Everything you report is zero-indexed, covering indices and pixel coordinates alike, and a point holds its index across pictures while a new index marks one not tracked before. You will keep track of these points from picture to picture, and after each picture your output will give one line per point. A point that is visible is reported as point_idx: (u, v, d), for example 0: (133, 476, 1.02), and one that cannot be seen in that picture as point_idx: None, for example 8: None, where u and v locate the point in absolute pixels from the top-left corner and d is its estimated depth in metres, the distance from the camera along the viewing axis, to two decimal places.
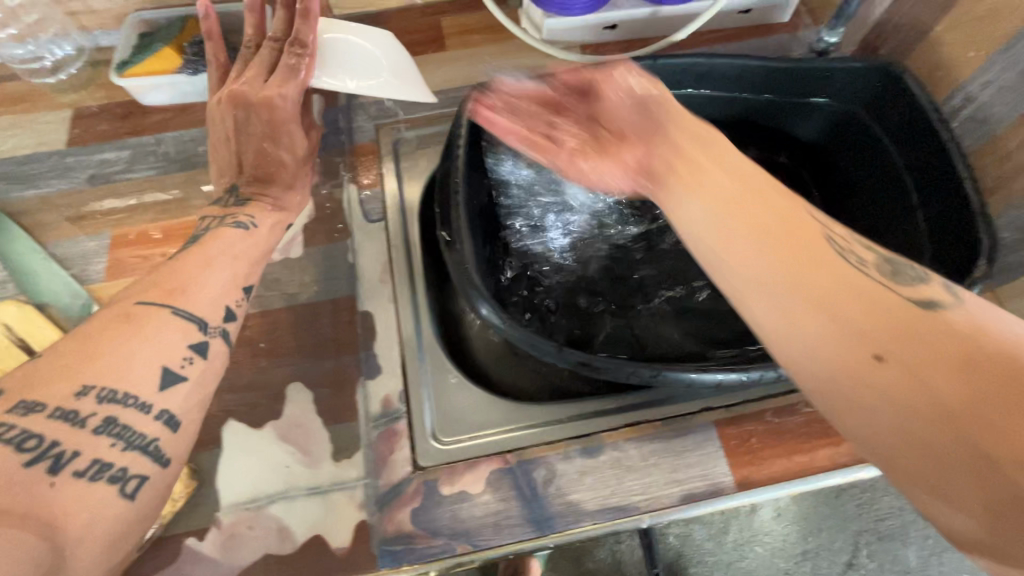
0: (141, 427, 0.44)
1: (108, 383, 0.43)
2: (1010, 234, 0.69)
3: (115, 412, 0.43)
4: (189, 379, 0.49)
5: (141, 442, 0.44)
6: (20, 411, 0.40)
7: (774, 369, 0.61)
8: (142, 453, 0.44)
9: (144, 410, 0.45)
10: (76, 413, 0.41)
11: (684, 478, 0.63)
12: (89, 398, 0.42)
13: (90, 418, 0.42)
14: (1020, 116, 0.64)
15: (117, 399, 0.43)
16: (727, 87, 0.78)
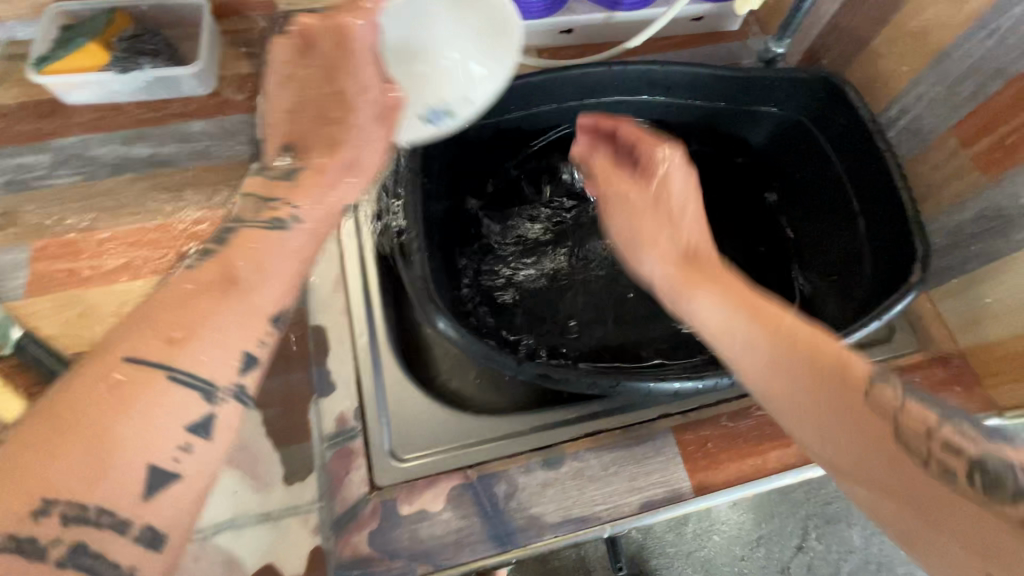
0: (106, 549, 0.35)
1: (69, 499, 0.34)
2: (941, 240, 0.72)
3: (55, 542, 0.34)
4: (183, 474, 0.38)
5: (112, 559, 0.35)
6: None
7: (726, 376, 0.62)
8: (129, 561, 0.36)
9: (122, 530, 0.36)
10: (9, 548, 0.33)
11: (644, 486, 0.64)
12: (49, 519, 0.34)
13: (50, 549, 0.34)
14: (949, 128, 0.68)
15: (85, 520, 0.34)
16: (679, 94, 0.80)
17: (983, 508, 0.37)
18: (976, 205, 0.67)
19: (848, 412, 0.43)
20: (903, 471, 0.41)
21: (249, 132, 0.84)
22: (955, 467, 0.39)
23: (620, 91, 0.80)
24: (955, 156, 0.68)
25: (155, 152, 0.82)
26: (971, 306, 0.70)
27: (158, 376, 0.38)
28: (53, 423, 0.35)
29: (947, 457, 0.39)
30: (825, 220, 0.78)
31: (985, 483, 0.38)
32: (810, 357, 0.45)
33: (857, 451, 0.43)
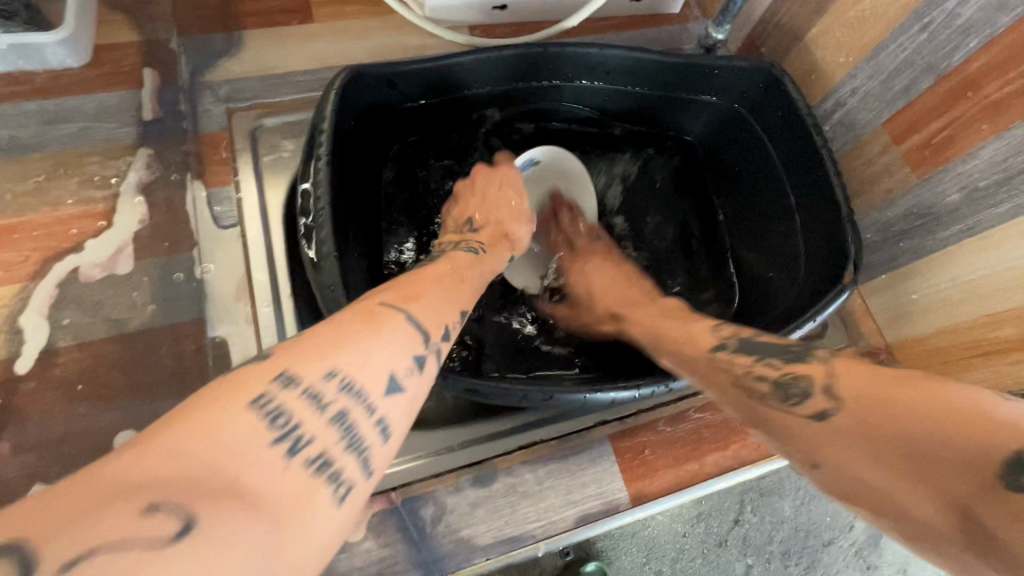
0: (327, 439, 0.33)
1: (352, 374, 0.36)
2: (872, 235, 0.72)
3: (314, 420, 0.33)
4: (408, 390, 0.39)
5: (350, 453, 0.34)
6: (276, 391, 0.32)
7: (664, 384, 0.60)
8: (349, 465, 0.34)
9: (321, 410, 0.34)
10: (260, 428, 0.31)
11: (580, 499, 0.61)
12: (333, 383, 0.35)
13: (273, 406, 0.32)
14: (882, 124, 0.67)
15: (322, 394, 0.34)
16: (616, 80, 0.77)
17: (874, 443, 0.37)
18: (906, 201, 0.66)
19: (731, 388, 0.50)
20: (771, 415, 0.45)
21: (135, 112, 0.72)
22: (795, 397, 0.44)
23: (557, 75, 0.76)
24: (887, 152, 0.67)
25: (15, 135, 0.69)
26: (897, 301, 0.70)
27: (421, 328, 0.43)
28: (359, 339, 0.38)
29: (793, 392, 0.44)
30: (762, 215, 0.76)
31: (815, 406, 0.42)
32: (687, 359, 0.56)
33: (746, 413, 0.48)
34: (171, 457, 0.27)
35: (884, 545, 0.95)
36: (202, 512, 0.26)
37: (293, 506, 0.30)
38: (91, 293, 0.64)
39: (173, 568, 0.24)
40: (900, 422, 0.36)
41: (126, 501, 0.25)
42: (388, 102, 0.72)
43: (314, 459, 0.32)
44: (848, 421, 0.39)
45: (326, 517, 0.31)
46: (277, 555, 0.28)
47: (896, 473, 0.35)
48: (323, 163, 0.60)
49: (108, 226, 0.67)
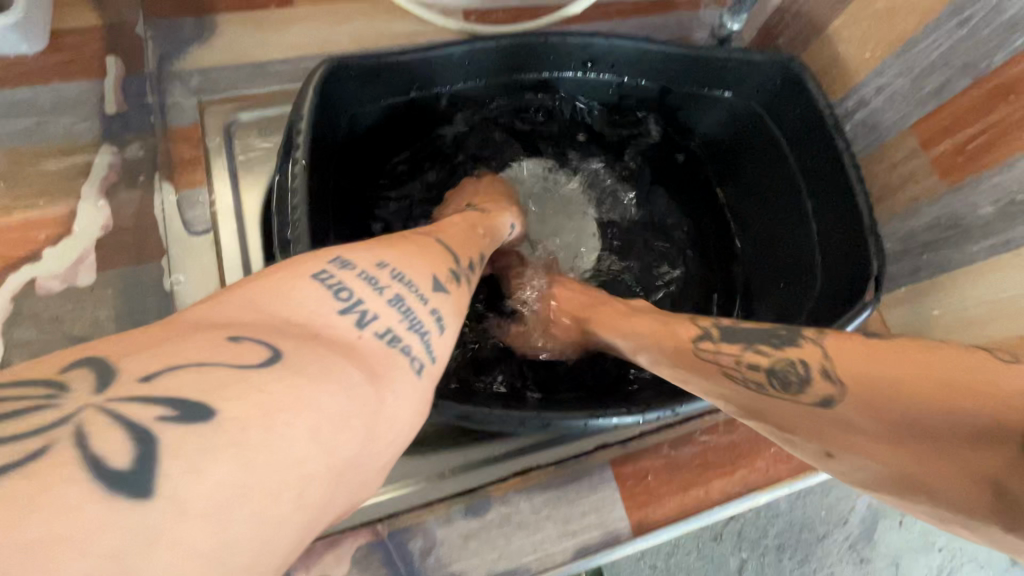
0: (391, 316, 0.33)
1: (398, 265, 0.37)
2: (893, 244, 0.67)
3: (375, 298, 0.34)
4: (452, 293, 0.40)
5: (415, 331, 0.34)
6: (337, 265, 0.34)
7: (670, 408, 0.55)
8: (416, 343, 0.34)
9: (372, 284, 0.34)
10: (329, 299, 0.32)
11: (578, 529, 0.57)
12: (384, 271, 0.36)
13: (337, 277, 0.33)
14: (910, 126, 0.61)
15: (372, 277, 0.35)
16: (624, 72, 0.71)
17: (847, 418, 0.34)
18: (932, 210, 0.61)
19: (726, 383, 0.44)
20: (771, 407, 0.40)
21: (96, 105, 0.66)
22: (794, 382, 0.39)
23: (557, 67, 0.70)
24: (914, 157, 0.62)
25: None
26: (918, 315, 0.65)
27: (451, 251, 0.46)
28: (400, 250, 0.39)
29: (791, 377, 0.39)
30: (777, 220, 0.71)
31: (817, 392, 0.37)
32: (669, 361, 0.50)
33: (747, 409, 0.42)
34: (248, 311, 0.29)
35: (878, 539, 0.92)
36: (286, 349, 0.27)
37: (375, 364, 0.30)
38: (47, 307, 0.58)
39: (267, 388, 0.24)
40: (902, 395, 0.32)
41: (207, 338, 0.26)
42: (373, 96, 0.65)
43: (383, 332, 0.32)
44: (852, 406, 0.34)
45: (403, 383, 0.32)
46: (364, 400, 0.28)
47: (887, 445, 0.32)
48: (301, 165, 0.54)
49: (68, 232, 0.61)
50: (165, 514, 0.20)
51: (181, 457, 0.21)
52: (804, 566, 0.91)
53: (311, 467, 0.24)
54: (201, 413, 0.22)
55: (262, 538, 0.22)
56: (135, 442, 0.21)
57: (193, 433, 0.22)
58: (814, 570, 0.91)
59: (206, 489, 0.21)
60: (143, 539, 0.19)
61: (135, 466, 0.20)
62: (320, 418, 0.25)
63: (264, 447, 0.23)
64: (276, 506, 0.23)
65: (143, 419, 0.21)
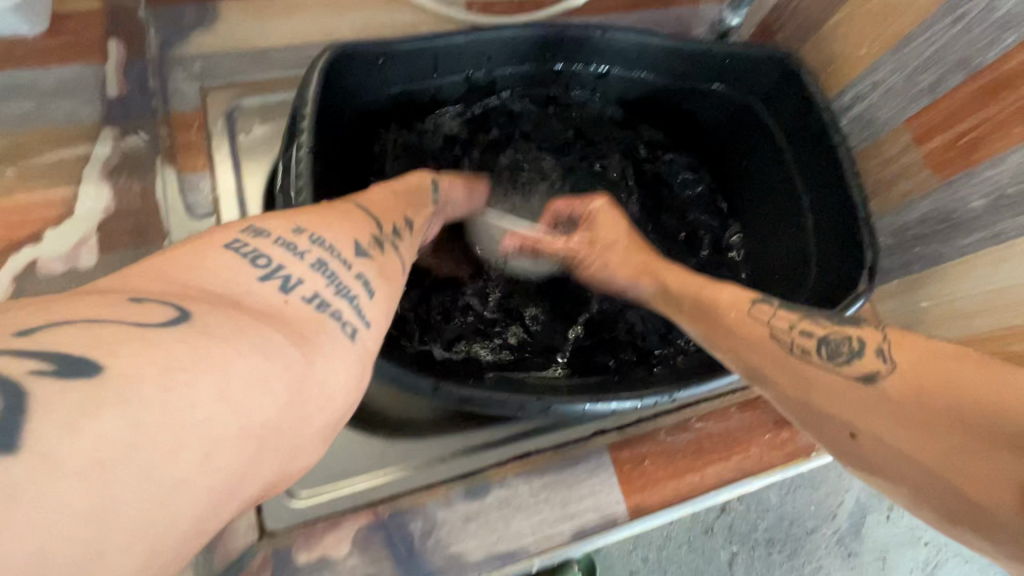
0: (317, 281, 0.34)
1: (319, 232, 0.38)
2: (886, 238, 0.69)
3: (295, 263, 0.34)
4: (377, 257, 0.41)
5: (341, 294, 0.35)
6: (251, 234, 0.35)
7: (668, 394, 0.56)
8: (346, 308, 0.35)
9: (292, 250, 0.35)
10: (245, 267, 0.32)
11: (576, 511, 0.58)
12: (304, 238, 0.37)
13: (249, 248, 0.34)
14: (905, 121, 0.63)
15: (286, 246, 0.35)
16: (623, 65, 0.72)
17: (875, 409, 0.36)
18: (923, 205, 0.63)
19: (767, 346, 0.45)
20: (805, 374, 0.41)
21: (97, 89, 0.66)
22: (845, 354, 0.40)
23: (562, 59, 0.71)
24: (907, 152, 0.63)
25: None
26: (908, 308, 0.67)
27: (376, 217, 0.46)
28: (323, 218, 0.40)
29: (842, 349, 0.41)
30: (769, 213, 0.73)
31: (863, 367, 0.38)
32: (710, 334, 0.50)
33: (772, 369, 0.43)
34: (158, 281, 0.29)
35: (866, 533, 0.94)
36: (193, 310, 0.27)
37: (302, 328, 0.31)
38: (48, 289, 0.59)
39: (166, 347, 0.24)
40: (956, 395, 0.33)
41: (106, 300, 0.26)
42: (377, 84, 0.66)
43: (309, 296, 0.33)
44: (898, 391, 0.35)
45: (335, 344, 0.33)
46: (286, 362, 0.29)
47: (939, 441, 0.32)
48: (305, 150, 0.54)
49: (68, 215, 0.61)
50: (33, 468, 0.20)
51: (55, 412, 0.21)
52: (793, 560, 0.93)
53: (218, 425, 0.25)
54: (84, 367, 0.22)
55: (158, 499, 0.22)
56: (1, 397, 0.20)
57: (71, 388, 0.21)
58: (802, 564, 0.93)
59: (86, 444, 0.21)
60: (6, 492, 0.19)
61: (1, 417, 0.20)
62: (228, 378, 0.25)
63: (160, 403, 0.23)
64: (174, 463, 0.23)
65: (14, 373, 0.21)
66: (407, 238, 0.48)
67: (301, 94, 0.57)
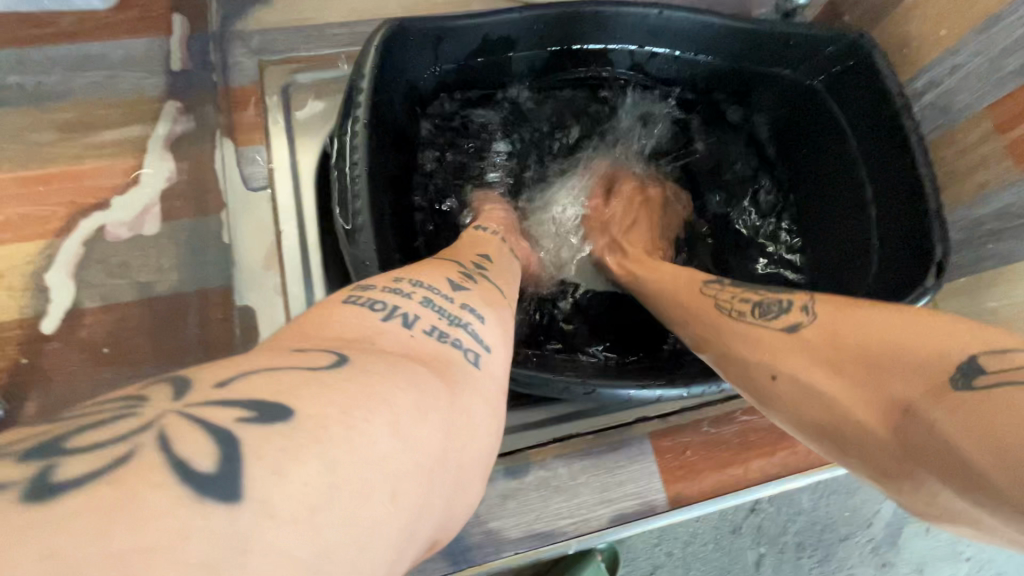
0: (430, 315, 0.35)
1: (418, 278, 0.40)
2: (956, 234, 0.65)
3: (409, 303, 0.35)
4: (473, 289, 0.42)
5: (456, 326, 0.36)
6: (360, 291, 0.36)
7: (716, 384, 0.55)
8: (465, 337, 0.35)
9: (403, 294, 0.36)
10: (367, 312, 0.33)
11: (616, 497, 0.58)
12: (408, 286, 0.38)
13: (366, 298, 0.35)
14: (986, 108, 0.59)
15: (395, 292, 0.36)
16: (682, 45, 0.70)
17: (804, 352, 0.40)
18: (999, 199, 0.59)
19: (716, 320, 0.50)
20: (745, 336, 0.46)
21: (162, 61, 0.69)
22: (774, 311, 0.45)
23: (615, 40, 0.70)
24: (986, 141, 0.59)
25: (37, 82, 0.65)
26: (974, 309, 0.63)
27: (455, 260, 0.47)
28: (412, 268, 0.42)
29: (774, 309, 0.45)
30: (830, 205, 0.69)
31: (790, 320, 0.43)
32: (680, 308, 0.55)
33: (713, 332, 0.49)
34: (299, 338, 0.29)
35: (902, 544, 0.91)
36: (351, 356, 0.27)
37: (432, 358, 0.31)
38: (115, 253, 0.62)
39: (339, 387, 0.24)
40: (863, 330, 0.37)
41: (275, 353, 0.27)
42: (429, 62, 0.66)
43: (429, 329, 0.34)
44: (814, 333, 0.40)
45: (469, 378, 0.33)
46: (435, 395, 0.28)
47: (852, 380, 0.36)
48: (361, 125, 0.55)
49: (135, 183, 0.64)
50: (256, 518, 0.19)
51: (264, 457, 0.20)
52: (824, 565, 0.90)
53: (397, 463, 0.24)
54: (279, 413, 0.22)
55: (357, 540, 0.21)
56: (213, 441, 0.20)
57: (273, 432, 0.21)
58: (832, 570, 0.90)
59: (294, 488, 0.20)
60: (237, 542, 0.18)
61: (220, 467, 0.19)
62: (396, 414, 0.25)
63: (344, 444, 0.22)
64: (370, 504, 0.22)
65: (223, 422, 0.21)
66: (493, 268, 0.49)
67: (359, 65, 0.57)
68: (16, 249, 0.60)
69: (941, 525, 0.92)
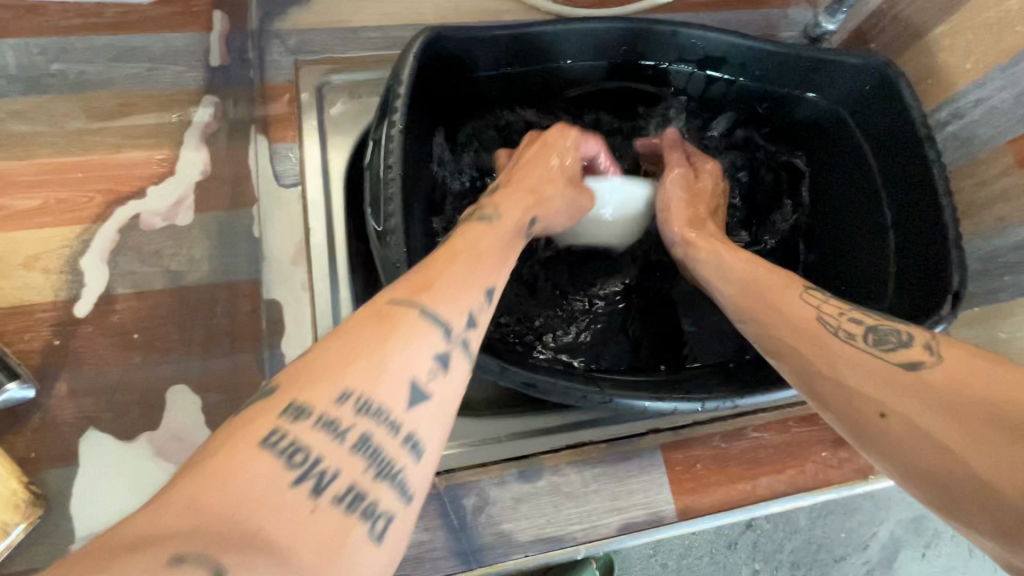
0: (354, 468, 0.33)
1: (366, 390, 0.35)
2: (973, 264, 0.66)
3: (335, 451, 0.33)
4: (435, 395, 0.37)
5: (381, 479, 0.33)
6: (292, 413, 0.33)
7: (731, 400, 0.56)
8: (385, 493, 0.33)
9: (332, 429, 0.33)
10: (281, 470, 0.30)
11: (626, 506, 0.59)
12: (347, 405, 0.34)
13: (286, 437, 0.32)
14: (1006, 142, 0.60)
15: (326, 425, 0.33)
16: (711, 65, 0.71)
17: (915, 386, 0.39)
18: (1017, 232, 0.59)
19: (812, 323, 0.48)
20: (840, 351, 0.45)
21: (201, 55, 0.70)
22: (891, 343, 0.44)
23: (649, 56, 0.71)
24: (1007, 175, 0.60)
25: (81, 71, 0.67)
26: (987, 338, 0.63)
27: (438, 324, 0.40)
28: (369, 356, 0.36)
29: (889, 339, 0.44)
30: (849, 231, 0.71)
31: (911, 355, 0.42)
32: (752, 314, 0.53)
33: (809, 340, 0.47)
34: (192, 513, 0.27)
35: (897, 569, 0.91)
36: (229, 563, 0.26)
37: (326, 552, 0.29)
38: (149, 242, 0.63)
39: None
40: (1003, 386, 0.36)
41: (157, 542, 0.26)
42: (463, 70, 0.67)
43: (343, 493, 0.32)
44: (936, 373, 0.39)
45: (368, 552, 0.31)
46: None
47: (969, 428, 0.35)
48: (398, 129, 0.56)
49: (169, 174, 0.66)
50: None
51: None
52: None
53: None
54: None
55: None
56: None
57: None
58: None
59: None
60: None
61: None
62: None
63: None
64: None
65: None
66: (486, 320, 0.44)
67: (399, 68, 0.59)
68: (54, 232, 0.62)
69: (936, 551, 0.92)
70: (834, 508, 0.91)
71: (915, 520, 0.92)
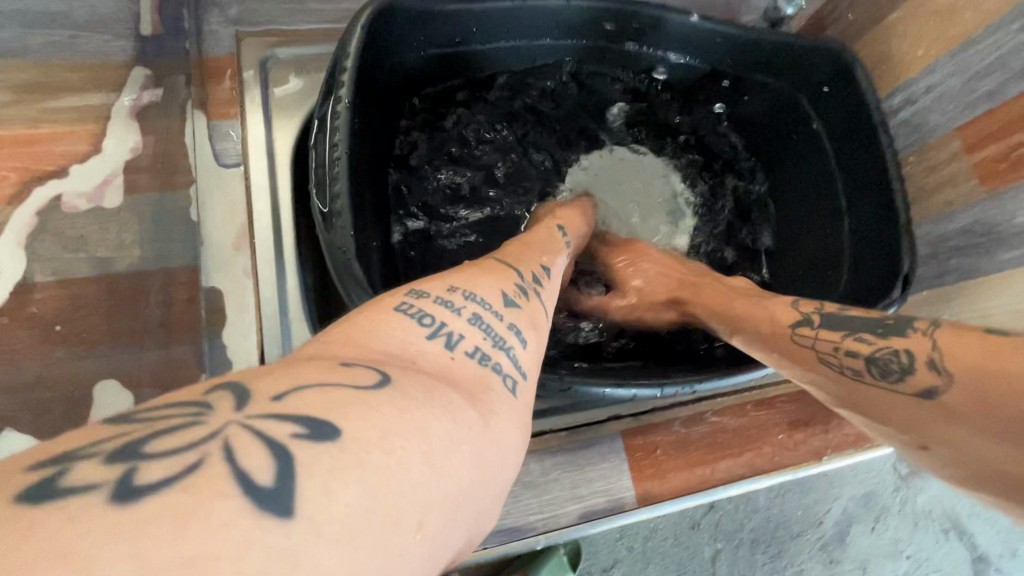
0: (475, 335, 0.33)
1: (469, 288, 0.37)
2: (924, 248, 0.66)
3: (457, 320, 0.33)
4: (525, 308, 0.39)
5: (500, 348, 0.33)
6: (412, 296, 0.34)
7: (690, 385, 0.56)
8: (504, 361, 0.33)
9: (451, 306, 0.34)
10: (415, 327, 0.31)
11: (587, 494, 0.58)
12: (457, 295, 0.35)
13: (417, 304, 0.33)
14: (956, 127, 0.60)
15: (445, 304, 0.34)
16: (671, 46, 0.71)
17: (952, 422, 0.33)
18: (965, 216, 0.60)
19: (819, 369, 0.44)
20: (870, 395, 0.40)
21: (131, 24, 0.65)
22: (894, 372, 0.38)
23: (609, 37, 0.70)
24: (955, 160, 0.61)
25: None
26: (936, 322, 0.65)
27: (516, 266, 0.44)
28: (466, 273, 0.39)
29: (892, 365, 0.39)
30: (810, 212, 0.71)
31: (920, 382, 0.36)
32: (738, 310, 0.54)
33: (836, 388, 0.43)
34: (347, 347, 0.28)
35: (850, 542, 0.94)
36: (392, 376, 0.25)
37: (473, 391, 0.29)
38: (71, 226, 0.57)
39: (378, 408, 0.22)
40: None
41: (318, 365, 0.25)
42: (417, 45, 0.64)
43: (472, 351, 0.32)
44: (962, 398, 0.33)
45: (504, 406, 0.30)
46: (467, 426, 0.26)
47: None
48: (344, 105, 0.53)
49: (96, 153, 0.61)
50: None
51: (315, 474, 0.19)
52: (776, 562, 0.92)
53: (430, 491, 0.22)
54: (326, 432, 0.20)
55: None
56: None
57: (325, 452, 0.20)
58: (784, 567, 0.92)
59: (340, 509, 0.19)
60: None
61: None
62: (429, 443, 0.23)
63: (382, 472, 0.21)
64: (398, 536, 0.20)
65: (279, 436, 0.20)
66: (549, 287, 0.46)
67: (344, 39, 0.55)
68: None
69: (885, 525, 0.95)
70: (789, 486, 0.94)
71: (866, 497, 0.95)
